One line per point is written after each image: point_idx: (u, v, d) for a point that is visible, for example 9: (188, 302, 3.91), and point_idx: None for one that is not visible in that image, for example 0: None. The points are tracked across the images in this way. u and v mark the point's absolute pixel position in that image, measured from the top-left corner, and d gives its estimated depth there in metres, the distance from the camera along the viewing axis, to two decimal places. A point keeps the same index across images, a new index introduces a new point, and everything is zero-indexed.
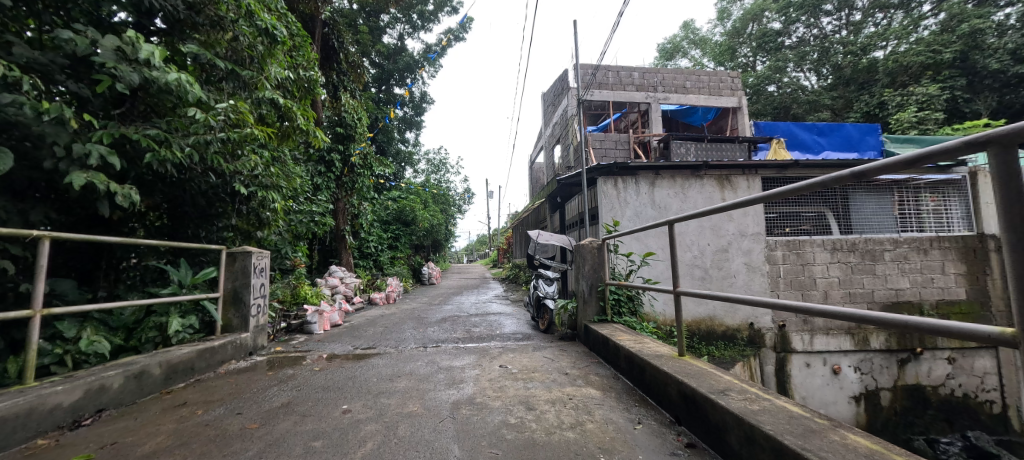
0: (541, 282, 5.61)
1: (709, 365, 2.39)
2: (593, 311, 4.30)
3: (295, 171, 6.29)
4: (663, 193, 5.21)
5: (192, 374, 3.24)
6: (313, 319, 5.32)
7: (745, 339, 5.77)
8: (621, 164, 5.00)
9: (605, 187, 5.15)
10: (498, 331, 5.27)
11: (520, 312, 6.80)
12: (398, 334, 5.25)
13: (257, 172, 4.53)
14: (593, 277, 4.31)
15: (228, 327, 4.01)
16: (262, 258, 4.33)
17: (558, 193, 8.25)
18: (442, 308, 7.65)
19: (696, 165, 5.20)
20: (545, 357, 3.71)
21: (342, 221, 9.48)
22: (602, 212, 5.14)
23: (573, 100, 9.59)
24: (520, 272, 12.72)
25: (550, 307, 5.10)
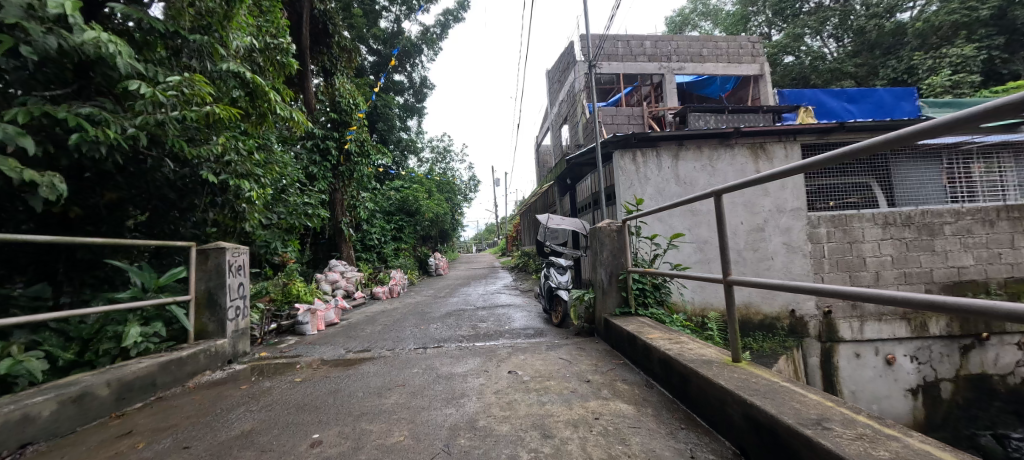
0: (553, 270, 5.05)
1: (777, 376, 1.83)
2: (617, 302, 3.77)
3: (278, 157, 5.74)
4: (688, 166, 4.54)
5: (153, 391, 2.82)
6: (306, 319, 4.89)
7: (785, 328, 5.19)
8: (639, 133, 4.32)
9: (622, 162, 4.49)
10: (507, 326, 4.78)
11: (531, 303, 6.28)
12: (397, 332, 4.78)
13: (229, 158, 4.03)
14: (613, 264, 3.78)
15: (203, 334, 3.58)
16: (239, 255, 3.88)
17: (568, 174, 7.62)
18: (447, 302, 7.16)
19: (726, 131, 4.46)
20: (561, 360, 3.20)
21: (340, 213, 9.01)
22: (618, 190, 4.51)
23: (581, 74, 8.84)
24: (529, 260, 12.17)
25: (565, 298, 4.58)
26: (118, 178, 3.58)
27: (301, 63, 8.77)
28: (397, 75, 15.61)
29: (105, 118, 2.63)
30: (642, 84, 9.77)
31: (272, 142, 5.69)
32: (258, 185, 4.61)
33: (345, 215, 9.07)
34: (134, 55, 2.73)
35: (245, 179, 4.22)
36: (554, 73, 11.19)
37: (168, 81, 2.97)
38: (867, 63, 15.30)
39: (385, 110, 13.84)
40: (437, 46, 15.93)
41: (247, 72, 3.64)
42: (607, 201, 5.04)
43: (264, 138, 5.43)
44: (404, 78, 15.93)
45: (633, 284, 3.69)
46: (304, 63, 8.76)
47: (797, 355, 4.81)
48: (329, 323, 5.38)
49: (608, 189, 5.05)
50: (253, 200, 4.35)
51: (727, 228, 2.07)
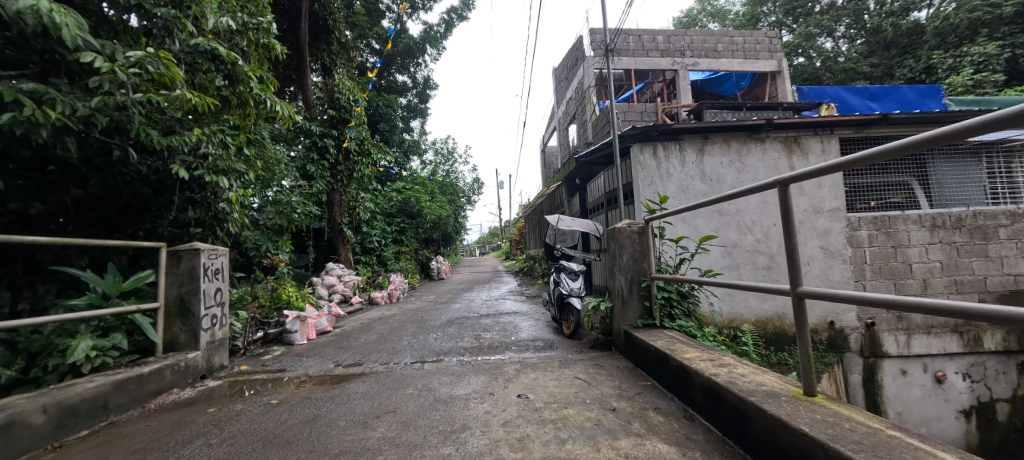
0: (564, 276, 4.61)
1: (876, 420, 1.38)
2: (640, 313, 3.34)
3: (269, 155, 5.58)
4: (714, 161, 4.12)
5: (103, 415, 2.41)
6: (294, 327, 4.49)
7: (824, 342, 4.69)
8: (662, 125, 3.89)
9: (641, 156, 4.07)
10: (514, 337, 4.36)
11: (539, 311, 5.85)
12: (393, 343, 4.36)
13: (207, 150, 3.66)
14: (635, 270, 3.37)
15: (174, 345, 3.19)
16: (217, 257, 3.50)
17: (577, 174, 7.21)
18: (449, 308, 6.72)
19: (758, 123, 3.98)
20: (578, 380, 2.77)
21: (338, 214, 8.66)
22: (636, 188, 4.10)
23: (590, 70, 8.45)
24: (535, 264, 11.76)
25: (577, 307, 4.16)
26: (82, 169, 3.21)
27: (300, 59, 8.46)
28: (400, 75, 15.34)
29: (51, 96, 2.26)
30: (653, 82, 9.36)
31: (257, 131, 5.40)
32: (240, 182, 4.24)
33: (343, 216, 8.71)
34: (87, 26, 2.32)
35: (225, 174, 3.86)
36: (561, 71, 10.83)
37: (131, 57, 2.57)
38: (883, 63, 14.76)
39: (388, 110, 13.53)
40: (440, 46, 15.64)
41: (222, 49, 3.48)
42: (624, 199, 4.61)
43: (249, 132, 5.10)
44: (408, 79, 15.65)
45: (658, 293, 3.26)
46: (302, 59, 8.45)
47: (837, 372, 4.32)
48: (320, 331, 4.99)
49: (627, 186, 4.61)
50: (234, 198, 3.96)
51: (794, 228, 1.64)
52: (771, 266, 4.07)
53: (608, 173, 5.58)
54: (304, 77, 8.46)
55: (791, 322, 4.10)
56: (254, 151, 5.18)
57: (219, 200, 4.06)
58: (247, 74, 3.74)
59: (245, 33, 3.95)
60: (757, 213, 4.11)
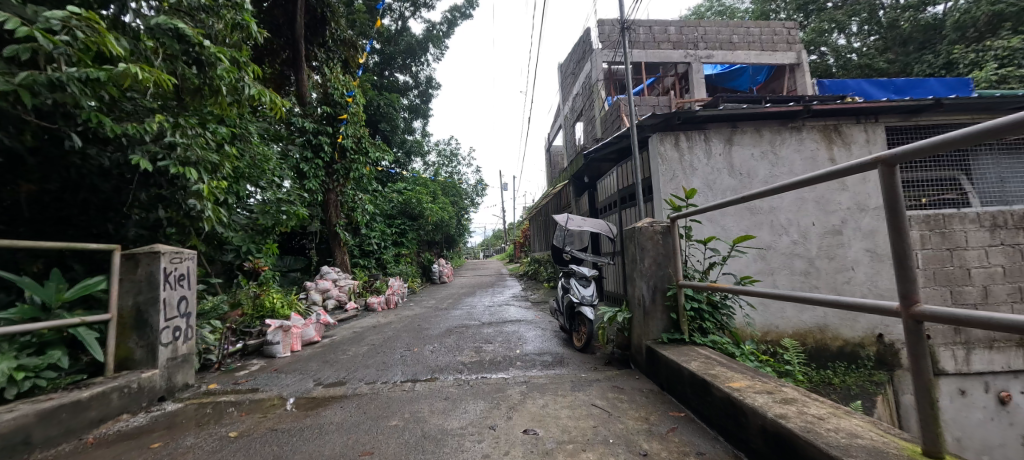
0: (574, 282, 4.10)
1: None
2: (665, 326, 2.89)
3: (255, 151, 5.48)
4: (744, 153, 3.64)
5: (24, 453, 1.95)
6: (276, 338, 4.07)
7: (872, 358, 3.62)
8: (687, 112, 3.42)
9: (662, 147, 3.61)
10: (518, 349, 3.92)
11: (545, 319, 5.41)
12: (385, 355, 3.92)
13: (173, 139, 3.27)
14: (658, 275, 2.93)
15: (128, 362, 2.80)
16: (181, 261, 3.09)
17: (585, 172, 6.78)
18: (448, 315, 6.27)
19: (795, 109, 3.50)
20: (596, 410, 2.30)
21: (334, 215, 8.28)
22: (657, 184, 3.62)
23: (598, 63, 8.02)
24: (540, 267, 11.34)
25: (589, 317, 3.70)
26: (26, 159, 2.82)
27: (295, 53, 8.12)
28: (401, 75, 14.97)
29: None
30: (664, 76, 8.92)
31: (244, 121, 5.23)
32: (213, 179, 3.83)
33: (339, 217, 8.33)
34: None
35: (196, 167, 3.44)
36: (567, 67, 10.40)
37: (52, 18, 2.19)
38: (901, 60, 13.94)
39: (389, 110, 13.16)
40: (442, 44, 15.24)
41: (185, 28, 3.28)
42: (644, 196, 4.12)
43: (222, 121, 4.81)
44: (409, 79, 15.26)
45: (686, 304, 2.80)
46: (297, 54, 8.09)
47: (890, 395, 3.28)
48: (308, 341, 4.57)
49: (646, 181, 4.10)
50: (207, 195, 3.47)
51: (903, 221, 1.20)
52: (811, 271, 3.58)
53: (623, 168, 5.09)
54: (300, 73, 8.11)
55: (832, 335, 3.67)
56: (234, 147, 4.79)
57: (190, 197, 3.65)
58: (216, 56, 3.56)
59: (218, 12, 3.85)
60: (793, 211, 3.63)
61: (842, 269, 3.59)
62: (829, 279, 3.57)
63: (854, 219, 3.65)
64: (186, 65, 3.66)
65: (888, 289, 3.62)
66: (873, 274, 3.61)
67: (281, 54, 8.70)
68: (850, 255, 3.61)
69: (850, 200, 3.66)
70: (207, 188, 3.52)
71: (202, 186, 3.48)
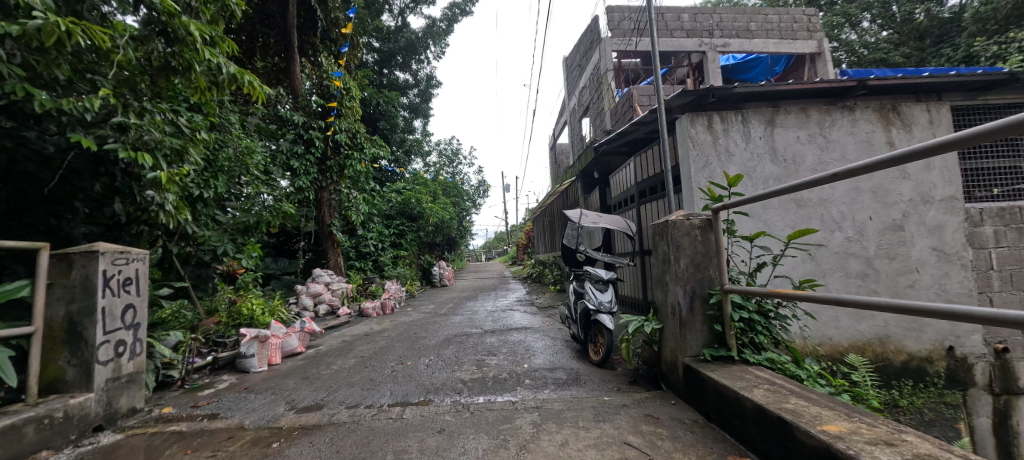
0: (590, 286, 3.59)
1: None
2: (707, 339, 2.39)
3: (236, 143, 5.05)
4: (789, 136, 3.12)
5: None
6: (251, 350, 3.58)
7: (942, 376, 3.16)
8: (723, 87, 2.92)
9: (693, 130, 3.08)
10: (526, 364, 3.42)
11: (554, 327, 4.91)
12: (375, 370, 3.43)
13: (122, 119, 2.76)
14: (697, 278, 2.43)
15: (57, 384, 2.32)
16: (127, 262, 2.61)
17: (596, 166, 6.30)
18: (448, 322, 5.79)
19: (848, 85, 3.03)
20: (632, 450, 1.79)
21: (327, 214, 7.82)
22: (688, 172, 3.09)
23: (608, 52, 7.54)
24: (546, 270, 10.83)
25: (608, 326, 3.19)
26: None
27: (288, 43, 7.69)
28: (401, 73, 14.50)
29: None
30: (677, 66, 8.45)
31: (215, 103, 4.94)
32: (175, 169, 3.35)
33: (333, 217, 7.87)
34: None
35: (155, 153, 2.93)
36: (573, 59, 9.95)
37: None
38: (915, 55, 11.72)
39: (388, 108, 12.71)
40: (443, 41, 14.74)
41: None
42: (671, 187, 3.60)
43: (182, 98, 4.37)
44: (409, 77, 14.77)
45: (734, 314, 2.28)
46: (290, 44, 7.66)
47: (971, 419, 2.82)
48: (290, 352, 4.08)
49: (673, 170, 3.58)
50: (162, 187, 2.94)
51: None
52: (869, 274, 3.07)
53: (641, 159, 4.58)
54: (291, 65, 7.66)
55: (895, 348, 3.16)
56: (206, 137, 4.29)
57: (147, 189, 3.16)
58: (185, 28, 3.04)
59: None
60: (847, 202, 3.11)
61: (904, 271, 3.08)
62: (889, 283, 3.06)
63: (917, 211, 3.14)
64: (153, 38, 3.20)
65: (958, 294, 3.10)
66: (942, 277, 3.10)
67: (274, 45, 8.28)
68: (915, 254, 3.09)
69: (912, 190, 3.15)
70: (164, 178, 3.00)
71: (158, 175, 2.93)
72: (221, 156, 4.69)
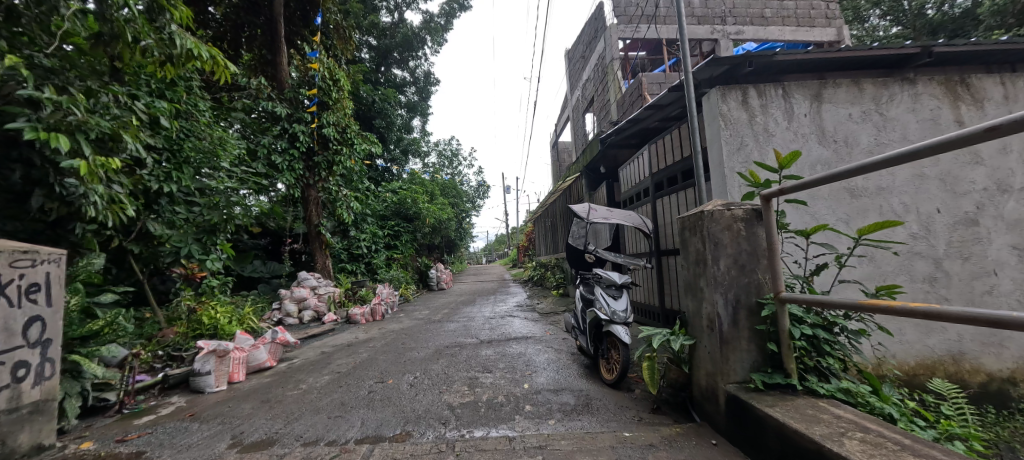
0: (600, 292, 3.07)
1: None
2: (755, 360, 1.89)
3: (205, 133, 4.57)
4: (839, 113, 2.62)
5: None
6: (207, 367, 3.10)
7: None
8: (763, 53, 2.43)
9: (724, 105, 2.58)
10: (527, 384, 2.92)
11: (559, 336, 4.41)
12: (350, 390, 2.94)
13: (29, 92, 2.20)
14: (741, 284, 1.92)
15: None
16: (32, 265, 2.09)
17: (602, 160, 5.81)
18: (441, 330, 5.28)
19: (910, 51, 2.55)
20: None
21: (314, 213, 7.33)
22: (718, 156, 2.59)
23: (614, 40, 7.07)
24: (549, 272, 10.31)
25: (624, 340, 2.67)
26: None
27: (274, 30, 7.23)
28: (398, 70, 14.05)
29: None
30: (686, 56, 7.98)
31: (182, 88, 4.48)
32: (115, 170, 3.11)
33: (320, 217, 7.38)
34: None
35: (79, 136, 2.43)
36: (575, 51, 9.51)
37: None
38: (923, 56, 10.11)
39: (384, 105, 12.22)
40: (441, 37, 14.32)
41: None
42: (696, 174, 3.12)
43: (146, 81, 3.93)
44: (406, 74, 14.28)
45: (793, 329, 1.77)
46: (275, 32, 7.20)
47: None
48: (257, 367, 3.58)
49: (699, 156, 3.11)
50: (83, 176, 2.40)
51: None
52: (937, 277, 2.61)
53: (655, 147, 4.07)
54: (276, 54, 7.21)
55: (973, 368, 2.70)
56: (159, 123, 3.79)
57: (67, 177, 2.63)
58: None
59: None
60: (909, 192, 2.65)
61: (979, 275, 2.60)
62: (963, 288, 2.58)
63: (993, 202, 2.66)
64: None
65: None
66: None
67: (258, 35, 7.80)
68: (991, 255, 2.60)
69: (987, 177, 2.68)
70: (87, 168, 2.46)
71: (79, 163, 2.36)
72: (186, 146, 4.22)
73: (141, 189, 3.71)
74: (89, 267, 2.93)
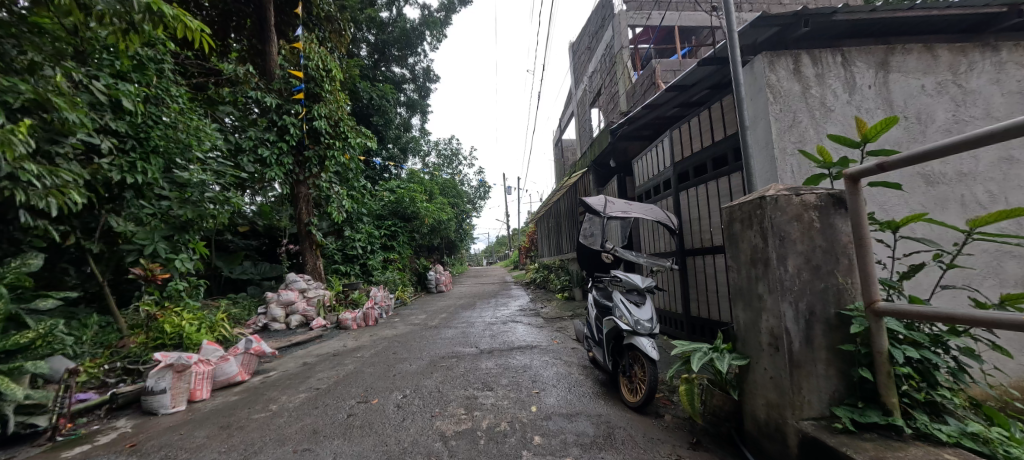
0: (620, 299, 2.62)
1: None
2: (836, 389, 1.45)
3: (179, 121, 4.15)
4: (909, 86, 2.19)
5: None
6: (162, 385, 2.65)
7: None
8: (823, 10, 1.99)
9: (773, 75, 2.15)
10: (535, 406, 2.47)
11: (568, 346, 3.97)
12: (329, 412, 2.51)
13: None
14: (815, 290, 1.49)
15: None
16: None
17: (612, 154, 5.40)
18: (437, 337, 4.83)
19: (997, 11, 2.13)
20: None
21: (305, 211, 6.93)
22: (766, 137, 2.17)
23: (622, 29, 6.68)
24: (553, 275, 9.85)
25: (652, 356, 2.22)
26: None
27: (262, 18, 6.84)
28: (398, 68, 13.68)
29: None
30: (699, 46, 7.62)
31: (153, 71, 4.04)
32: (48, 155, 2.78)
33: (310, 215, 6.99)
34: None
35: None
36: (581, 43, 9.09)
37: None
38: None
39: (382, 102, 11.81)
40: (441, 33, 13.94)
41: None
42: (732, 160, 2.70)
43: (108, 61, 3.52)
44: (405, 71, 13.90)
45: (894, 350, 1.32)
46: (264, 19, 6.82)
47: None
48: (226, 382, 3.14)
49: (736, 138, 2.68)
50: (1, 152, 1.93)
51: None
52: None
53: (674, 136, 3.64)
54: (265, 43, 6.83)
55: None
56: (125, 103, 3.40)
57: None
58: None
59: None
60: (997, 179, 2.36)
61: None
62: None
63: None
64: None
65: None
66: None
67: (246, 24, 7.41)
68: None
69: None
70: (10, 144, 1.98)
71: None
72: (156, 133, 3.79)
73: (102, 180, 3.39)
74: (20, 268, 2.51)
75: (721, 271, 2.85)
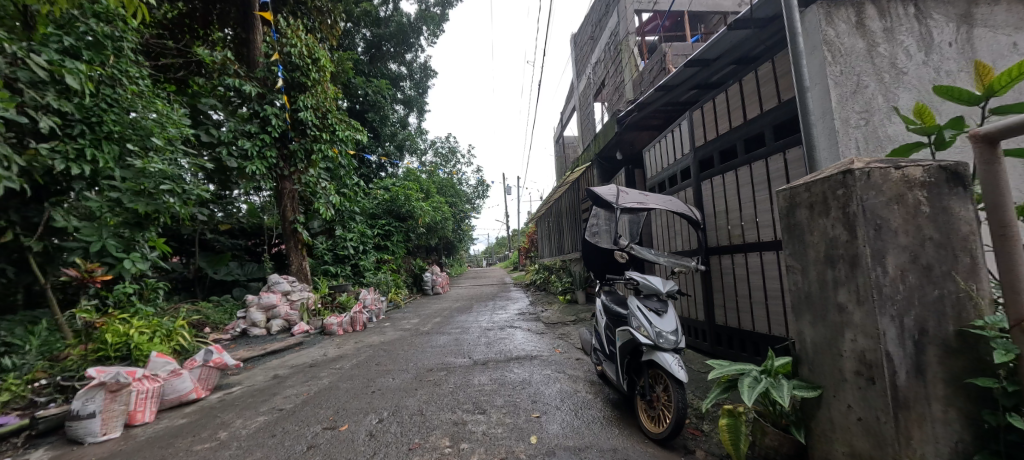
0: (638, 306, 2.18)
1: None
2: (960, 440, 1.02)
3: (141, 106, 3.73)
4: (995, 42, 1.88)
5: None
6: (90, 408, 2.20)
7: None
8: None
9: (831, 28, 1.79)
10: (536, 435, 2.04)
11: (572, 356, 3.54)
12: (289, 442, 2.09)
13: None
14: (926, 300, 1.07)
15: None
16: None
17: (619, 145, 4.99)
18: (428, 345, 4.41)
19: None
20: None
21: (290, 209, 6.50)
22: (823, 105, 1.81)
23: (629, 15, 6.27)
24: (554, 277, 9.41)
25: (681, 377, 1.79)
26: None
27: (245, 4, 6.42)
28: (394, 63, 13.22)
29: None
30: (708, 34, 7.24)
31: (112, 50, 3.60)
32: None
33: (296, 212, 6.56)
34: None
35: None
36: (584, 34, 8.69)
37: None
38: None
39: (377, 99, 11.35)
40: (438, 28, 13.49)
41: None
42: (769, 141, 2.30)
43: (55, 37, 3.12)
44: (401, 67, 13.45)
45: None
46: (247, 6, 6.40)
47: None
48: (176, 401, 2.72)
49: (772, 114, 2.29)
50: None
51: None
52: None
53: (691, 120, 3.23)
54: (249, 31, 6.42)
55: None
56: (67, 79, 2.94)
57: None
58: None
59: None
60: None
61: None
62: None
63: None
64: None
65: None
66: None
67: (230, 12, 6.98)
68: None
69: None
70: None
71: None
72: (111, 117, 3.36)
73: (41, 167, 3.00)
74: None
75: (755, 271, 2.43)
